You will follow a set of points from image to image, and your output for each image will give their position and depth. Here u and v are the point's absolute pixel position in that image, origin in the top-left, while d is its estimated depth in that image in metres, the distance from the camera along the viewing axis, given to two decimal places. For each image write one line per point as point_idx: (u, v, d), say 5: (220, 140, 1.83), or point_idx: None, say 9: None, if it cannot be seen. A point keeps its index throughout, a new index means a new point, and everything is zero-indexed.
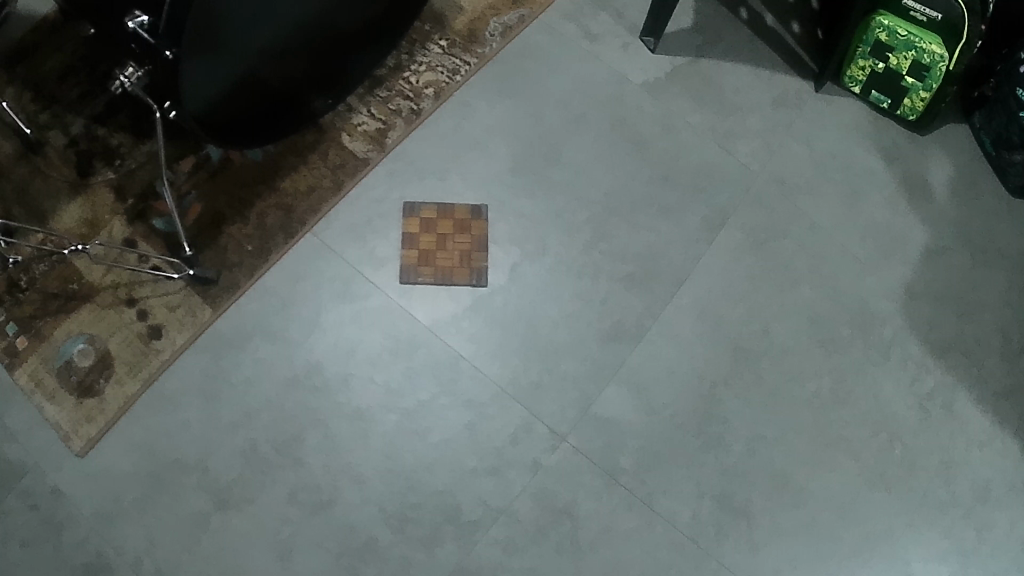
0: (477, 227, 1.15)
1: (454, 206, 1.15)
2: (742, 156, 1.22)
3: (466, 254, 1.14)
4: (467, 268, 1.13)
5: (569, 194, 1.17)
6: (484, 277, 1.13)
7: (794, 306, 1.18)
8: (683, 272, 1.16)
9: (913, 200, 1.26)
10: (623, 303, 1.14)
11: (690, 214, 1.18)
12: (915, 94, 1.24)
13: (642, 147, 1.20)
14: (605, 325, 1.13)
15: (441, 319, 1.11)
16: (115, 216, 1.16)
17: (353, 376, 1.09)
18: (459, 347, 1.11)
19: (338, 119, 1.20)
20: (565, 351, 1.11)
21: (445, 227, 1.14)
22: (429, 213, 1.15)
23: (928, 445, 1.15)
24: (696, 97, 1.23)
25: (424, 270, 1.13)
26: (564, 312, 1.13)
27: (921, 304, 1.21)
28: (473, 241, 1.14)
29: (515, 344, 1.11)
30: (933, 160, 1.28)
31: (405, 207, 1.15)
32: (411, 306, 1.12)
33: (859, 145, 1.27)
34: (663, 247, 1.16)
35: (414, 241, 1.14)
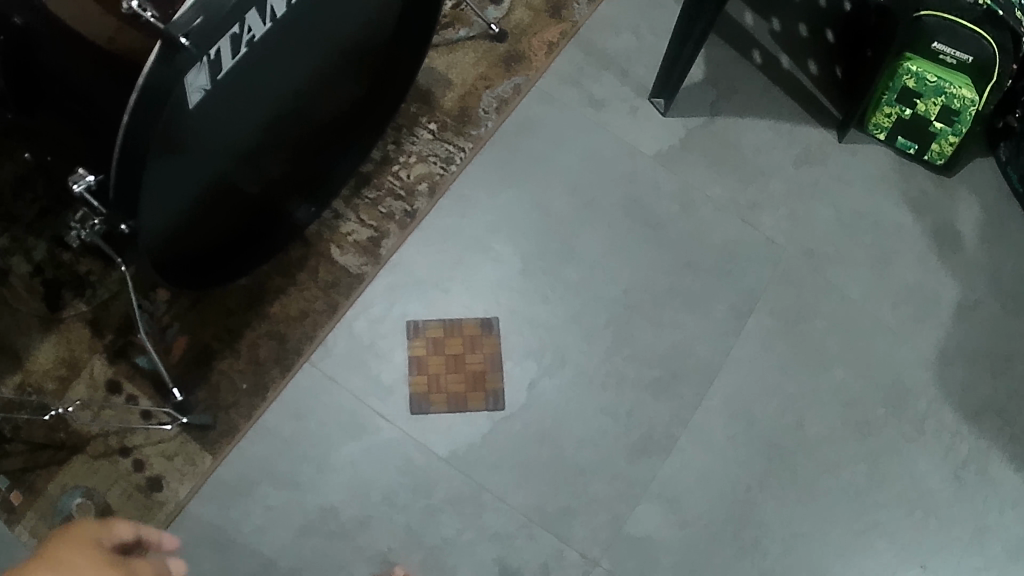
0: (489, 344, 1.07)
1: (462, 321, 1.07)
2: (768, 230, 1.14)
3: (480, 377, 1.06)
4: (480, 392, 1.05)
5: (585, 293, 1.09)
6: (499, 400, 1.05)
7: (826, 391, 1.10)
8: (712, 368, 1.09)
9: (944, 251, 1.16)
10: (649, 412, 1.06)
11: (717, 302, 1.11)
12: (944, 138, 1.13)
13: (659, 230, 1.12)
14: (632, 439, 1.05)
15: (459, 451, 1.03)
16: (94, 353, 1.06)
17: (375, 518, 1.01)
18: (477, 476, 1.03)
19: (324, 229, 1.09)
20: (593, 472, 1.04)
21: (454, 346, 1.06)
22: (437, 332, 1.07)
23: (961, 514, 1.06)
24: (714, 164, 1.16)
25: (436, 398, 1.05)
26: (586, 426, 1.05)
27: (955, 367, 1.12)
28: (486, 361, 1.06)
29: (540, 468, 1.03)
30: (961, 203, 1.18)
31: (410, 327, 1.07)
32: (425, 438, 1.04)
33: (888, 198, 1.18)
34: (689, 343, 1.09)
35: (423, 365, 1.06)
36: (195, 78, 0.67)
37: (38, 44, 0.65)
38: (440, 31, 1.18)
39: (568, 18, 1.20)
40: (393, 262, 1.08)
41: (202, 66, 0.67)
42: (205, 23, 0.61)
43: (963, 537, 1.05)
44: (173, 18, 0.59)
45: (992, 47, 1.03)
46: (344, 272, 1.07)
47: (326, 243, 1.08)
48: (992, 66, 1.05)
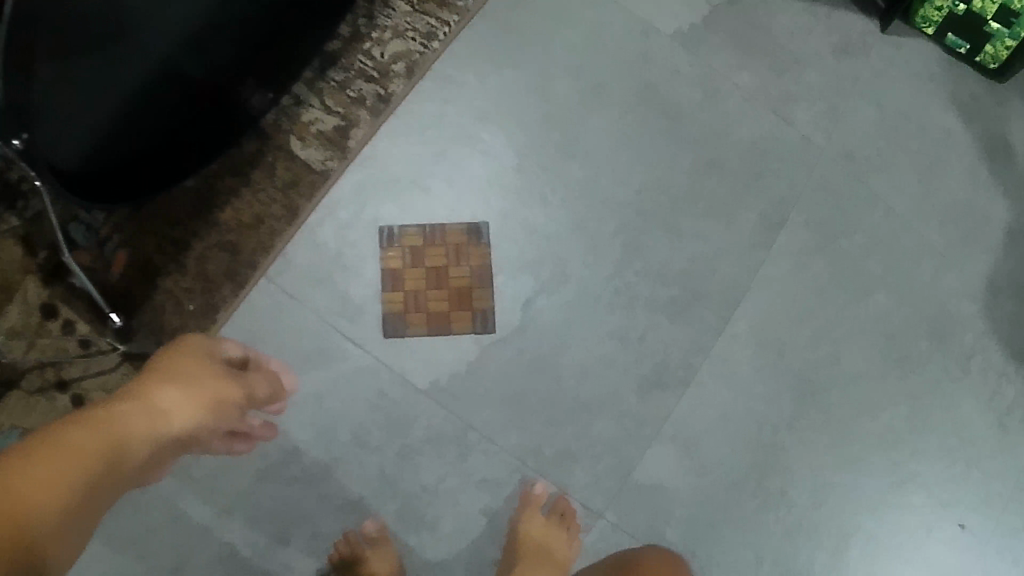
0: (477, 256, 0.89)
1: (445, 229, 0.90)
2: (804, 126, 0.96)
3: (466, 295, 0.89)
4: (467, 311, 0.88)
5: (592, 196, 0.92)
6: (488, 321, 0.88)
7: (864, 319, 0.93)
8: (739, 285, 0.92)
9: (996, 165, 0.97)
10: (664, 337, 0.90)
11: (745, 212, 0.93)
12: (999, 41, 0.93)
13: (679, 121, 0.94)
14: (644, 369, 0.89)
15: (442, 383, 0.87)
16: (25, 272, 0.85)
17: (344, 460, 0.86)
18: (461, 411, 0.87)
19: (282, 117, 0.90)
20: (598, 408, 0.88)
21: (436, 259, 0.89)
22: (416, 241, 0.89)
23: (1009, 466, 0.91)
24: (744, 45, 0.96)
25: (414, 319, 0.88)
26: (591, 353, 0.89)
27: (1006, 300, 0.94)
28: (473, 275, 0.89)
29: (535, 403, 0.87)
30: (1015, 115, 0.98)
31: (384, 236, 0.89)
32: (403, 365, 0.87)
33: (939, 97, 0.98)
34: (713, 258, 0.92)
35: (400, 281, 0.89)
36: None
37: None
38: None
39: None
40: (364, 155, 0.90)
41: None
42: None
43: (1006, 493, 0.91)
44: None
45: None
46: (304, 168, 0.90)
47: (285, 133, 0.90)
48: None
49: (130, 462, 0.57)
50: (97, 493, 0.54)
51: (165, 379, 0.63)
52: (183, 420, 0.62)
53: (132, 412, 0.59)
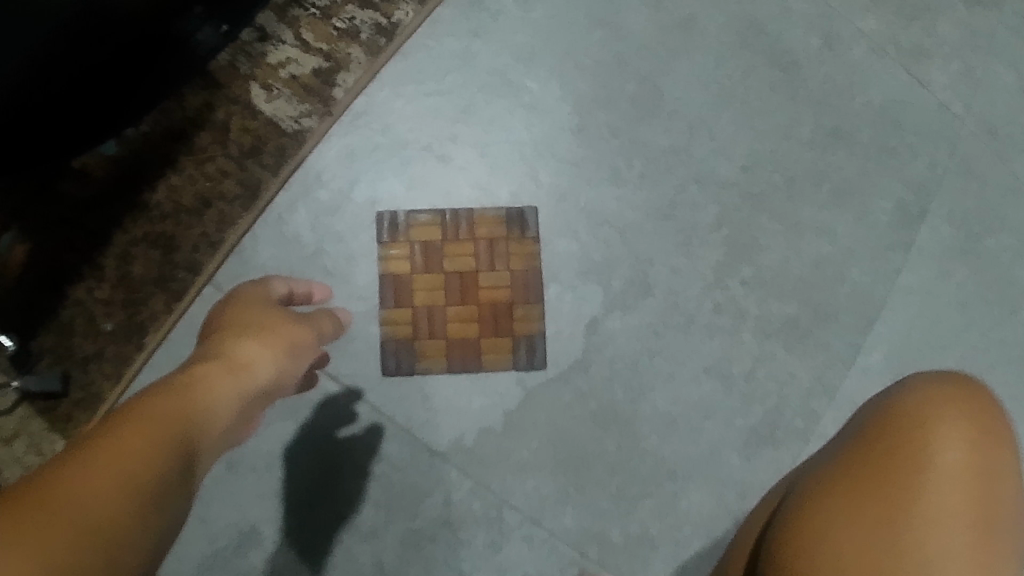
0: (521, 257, 0.60)
1: (475, 215, 0.60)
2: (962, 73, 0.66)
3: (504, 315, 0.59)
4: (505, 340, 0.59)
5: (681, 168, 0.61)
6: (534, 357, 0.59)
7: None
8: (871, 296, 0.63)
9: None
10: (780, 372, 0.61)
11: (880, 199, 0.65)
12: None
13: (792, 73, 0.64)
14: (755, 420, 0.60)
15: (467, 441, 0.58)
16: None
17: (322, 552, 0.56)
18: (492, 481, 0.58)
19: (241, 56, 0.59)
20: (689, 473, 0.59)
21: (463, 262, 0.59)
22: (433, 235, 0.59)
23: None
24: None
25: (428, 352, 0.59)
26: (678, 399, 0.60)
27: None
28: (513, 286, 0.60)
29: (600, 469, 0.59)
30: None
31: (385, 227, 0.59)
32: (414, 417, 0.58)
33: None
34: (842, 262, 0.63)
35: (409, 295, 0.59)
36: None
37: None
38: None
39: None
40: (357, 111, 0.60)
41: None
42: None
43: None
44: None
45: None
46: (269, 128, 0.59)
47: (244, 78, 0.59)
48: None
49: (258, 406, 0.41)
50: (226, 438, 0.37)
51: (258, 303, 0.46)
52: (287, 363, 0.43)
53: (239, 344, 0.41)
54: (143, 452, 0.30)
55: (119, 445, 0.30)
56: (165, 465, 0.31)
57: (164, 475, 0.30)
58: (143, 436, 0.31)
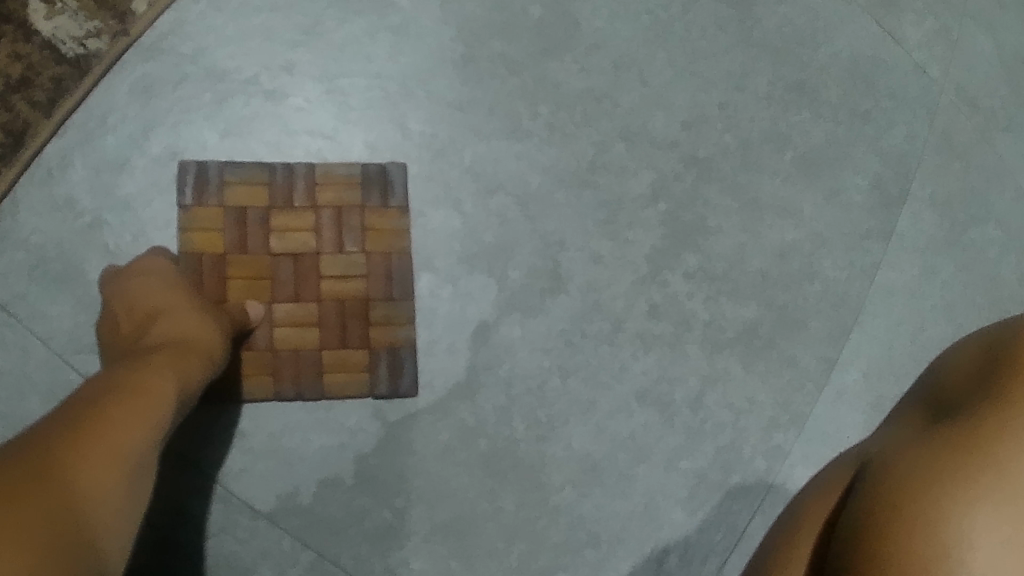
0: (382, 235, 0.43)
1: (313, 177, 0.43)
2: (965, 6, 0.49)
3: (355, 319, 0.42)
4: (356, 356, 0.42)
5: (605, 119, 0.46)
6: (399, 380, 0.42)
7: None
8: (845, 298, 0.47)
9: None
10: (736, 398, 0.45)
11: (855, 172, 0.48)
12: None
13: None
14: (705, 463, 0.45)
15: (303, 499, 0.41)
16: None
17: None
18: (343, 555, 0.41)
19: None
20: (617, 538, 0.43)
21: (298, 241, 0.42)
22: (256, 201, 0.42)
23: None
24: None
25: (245, 371, 0.41)
26: (599, 435, 0.44)
27: None
28: (371, 276, 0.42)
29: (493, 535, 0.42)
30: None
31: (188, 184, 0.42)
32: (226, 467, 0.41)
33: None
34: (826, 250, 0.47)
35: (218, 285, 0.41)
36: None
37: None
38: None
39: None
40: (165, 31, 0.42)
41: None
42: None
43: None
44: None
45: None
46: (44, 54, 0.41)
47: None
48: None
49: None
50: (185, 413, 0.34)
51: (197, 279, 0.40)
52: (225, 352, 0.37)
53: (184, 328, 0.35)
54: (146, 433, 0.27)
55: (96, 454, 0.25)
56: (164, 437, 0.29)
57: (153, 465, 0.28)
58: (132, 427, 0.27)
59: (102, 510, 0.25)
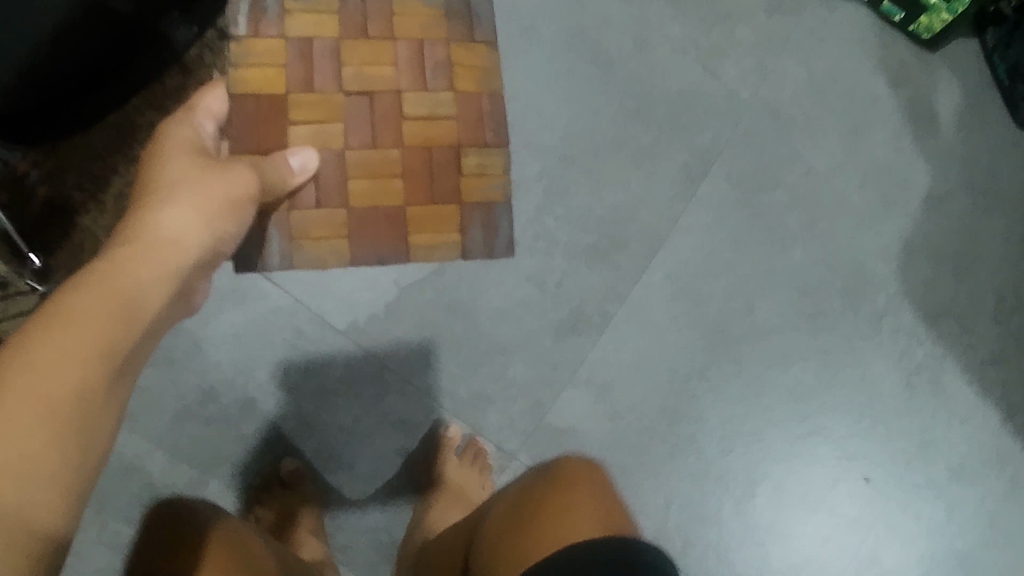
0: (468, 81, 0.67)
1: (404, 27, 0.66)
2: (729, 79, 1.01)
3: (448, 161, 0.65)
4: (448, 209, 0.65)
5: (516, 136, 0.94)
6: (497, 246, 0.66)
7: (782, 276, 0.99)
8: (649, 232, 0.96)
9: (919, 133, 1.05)
10: (580, 282, 0.93)
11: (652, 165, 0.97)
12: (936, 12, 1.01)
13: (606, 71, 0.98)
14: (561, 315, 0.93)
15: (359, 322, 0.89)
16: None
17: (262, 398, 0.87)
18: (378, 351, 0.89)
19: (206, 52, 0.89)
20: (512, 349, 0.91)
21: (375, 83, 0.65)
22: (326, 31, 0.65)
23: (912, 425, 0.99)
24: (675, 3, 1.02)
25: (361, 225, 0.63)
26: (506, 296, 0.92)
27: (920, 261, 1.02)
28: (458, 116, 0.66)
29: (452, 344, 0.90)
30: (940, 82, 1.06)
31: (243, 26, 0.63)
32: (322, 306, 0.89)
33: (863, 64, 1.06)
34: (634, 208, 0.96)
35: (292, 111, 0.63)
36: None
37: None
38: None
39: None
40: None
41: None
42: None
43: (908, 451, 0.98)
44: None
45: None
46: None
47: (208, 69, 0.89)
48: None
49: (212, 251, 0.58)
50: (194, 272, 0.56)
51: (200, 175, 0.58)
52: (222, 222, 0.57)
53: (167, 216, 0.56)
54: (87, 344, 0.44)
55: (76, 326, 0.45)
56: (127, 316, 0.48)
57: (120, 330, 0.47)
58: (104, 315, 0.46)
59: (89, 369, 0.44)
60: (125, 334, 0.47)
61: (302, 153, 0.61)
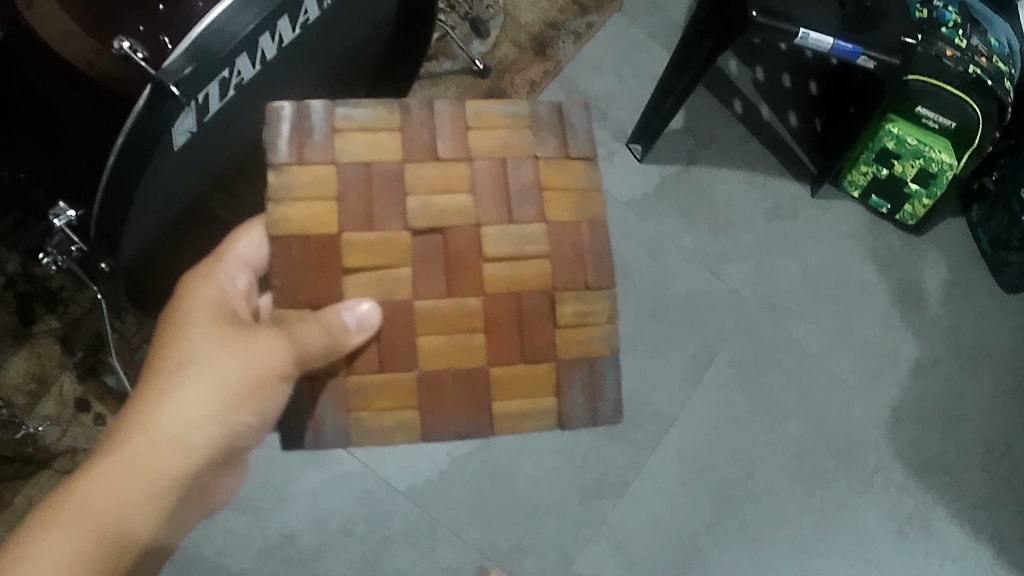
0: (562, 209, 0.70)
1: (485, 147, 0.70)
2: (732, 280, 1.24)
3: (543, 307, 0.69)
4: (547, 366, 0.69)
5: None
6: (601, 409, 0.71)
7: (780, 445, 1.18)
8: (663, 414, 1.16)
9: (906, 309, 1.29)
10: (602, 456, 1.13)
11: (668, 356, 1.19)
12: (918, 200, 1.29)
13: (626, 276, 1.21)
14: (586, 482, 1.12)
15: (417, 486, 1.10)
16: (63, 370, 1.24)
17: (331, 546, 1.06)
18: (436, 511, 1.09)
19: None
20: (545, 510, 1.10)
21: (448, 217, 0.67)
22: (392, 157, 0.68)
23: (903, 567, 1.17)
24: (685, 215, 1.26)
25: (445, 364, 0.67)
26: (543, 463, 1.12)
27: (908, 424, 1.23)
28: (550, 254, 0.69)
29: (496, 502, 1.10)
30: (929, 265, 1.32)
31: (288, 153, 0.66)
32: (386, 473, 1.10)
33: (853, 256, 1.30)
34: (649, 391, 1.17)
35: (337, 261, 0.66)
36: (183, 121, 0.89)
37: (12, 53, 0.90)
38: (427, 64, 1.27)
39: (552, 58, 1.31)
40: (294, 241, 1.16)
41: (191, 108, 0.88)
42: (190, 71, 0.78)
43: None
44: (161, 64, 0.77)
45: (975, 112, 1.17)
46: None
47: None
48: (973, 131, 1.19)
49: (226, 438, 0.65)
50: (210, 450, 0.64)
51: (220, 357, 0.65)
52: (236, 409, 0.64)
53: (174, 409, 0.62)
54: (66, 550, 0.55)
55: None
56: (110, 516, 0.58)
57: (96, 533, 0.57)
58: (88, 519, 0.57)
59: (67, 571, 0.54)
60: (110, 528, 0.58)
61: (359, 308, 0.64)
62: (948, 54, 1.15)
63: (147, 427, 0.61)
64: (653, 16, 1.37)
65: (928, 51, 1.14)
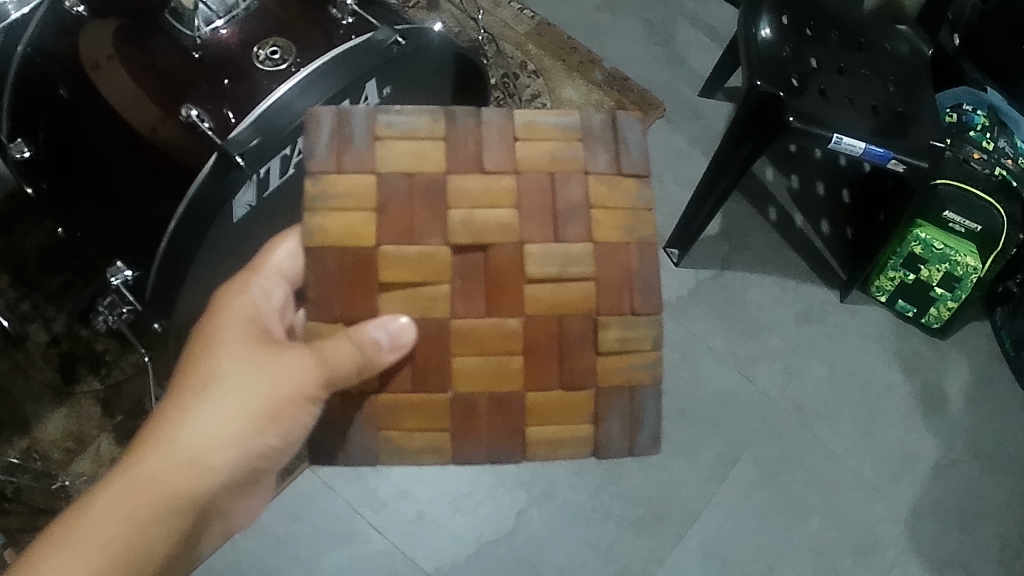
0: (609, 229, 0.63)
1: (533, 160, 0.63)
2: (762, 382, 1.30)
3: (585, 333, 0.63)
4: (587, 394, 0.64)
5: None
6: (639, 439, 0.66)
7: (801, 541, 1.20)
8: (688, 509, 1.19)
9: (930, 411, 1.31)
10: (627, 547, 1.16)
11: (695, 452, 1.23)
12: (943, 303, 1.31)
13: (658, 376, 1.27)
14: (610, 571, 1.14)
15: (444, 567, 1.12)
16: (102, 431, 1.22)
17: None
18: None
19: None
20: None
21: (490, 232, 0.61)
22: (437, 167, 0.62)
23: None
24: (718, 319, 1.34)
25: (480, 387, 0.63)
26: (567, 550, 1.15)
27: (927, 522, 1.23)
28: (597, 276, 0.63)
29: None
30: (951, 368, 1.35)
31: (334, 163, 0.61)
32: (414, 555, 1.12)
33: (879, 359, 1.34)
34: (675, 486, 1.21)
35: (377, 277, 0.61)
36: (246, 195, 0.94)
37: (83, 120, 0.95)
38: None
39: None
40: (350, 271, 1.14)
41: (252, 182, 0.93)
42: (258, 143, 0.88)
43: None
44: (229, 138, 0.88)
45: (1001, 217, 1.21)
46: None
47: None
48: (998, 234, 1.22)
49: (249, 457, 0.65)
50: (231, 468, 0.63)
51: (247, 375, 0.64)
52: (258, 428, 0.64)
53: (194, 426, 0.62)
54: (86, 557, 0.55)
55: None
56: (134, 525, 0.57)
57: (121, 540, 0.56)
58: (109, 525, 0.56)
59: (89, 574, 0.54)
60: (132, 535, 0.57)
61: (394, 324, 0.60)
62: (975, 157, 1.23)
63: (165, 445, 0.61)
64: (694, 126, 1.50)
65: (957, 155, 1.24)
